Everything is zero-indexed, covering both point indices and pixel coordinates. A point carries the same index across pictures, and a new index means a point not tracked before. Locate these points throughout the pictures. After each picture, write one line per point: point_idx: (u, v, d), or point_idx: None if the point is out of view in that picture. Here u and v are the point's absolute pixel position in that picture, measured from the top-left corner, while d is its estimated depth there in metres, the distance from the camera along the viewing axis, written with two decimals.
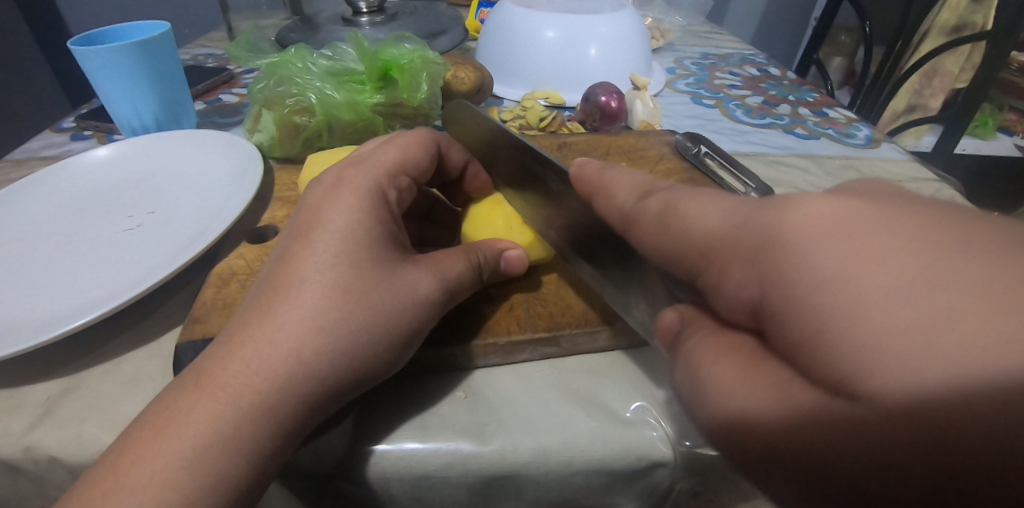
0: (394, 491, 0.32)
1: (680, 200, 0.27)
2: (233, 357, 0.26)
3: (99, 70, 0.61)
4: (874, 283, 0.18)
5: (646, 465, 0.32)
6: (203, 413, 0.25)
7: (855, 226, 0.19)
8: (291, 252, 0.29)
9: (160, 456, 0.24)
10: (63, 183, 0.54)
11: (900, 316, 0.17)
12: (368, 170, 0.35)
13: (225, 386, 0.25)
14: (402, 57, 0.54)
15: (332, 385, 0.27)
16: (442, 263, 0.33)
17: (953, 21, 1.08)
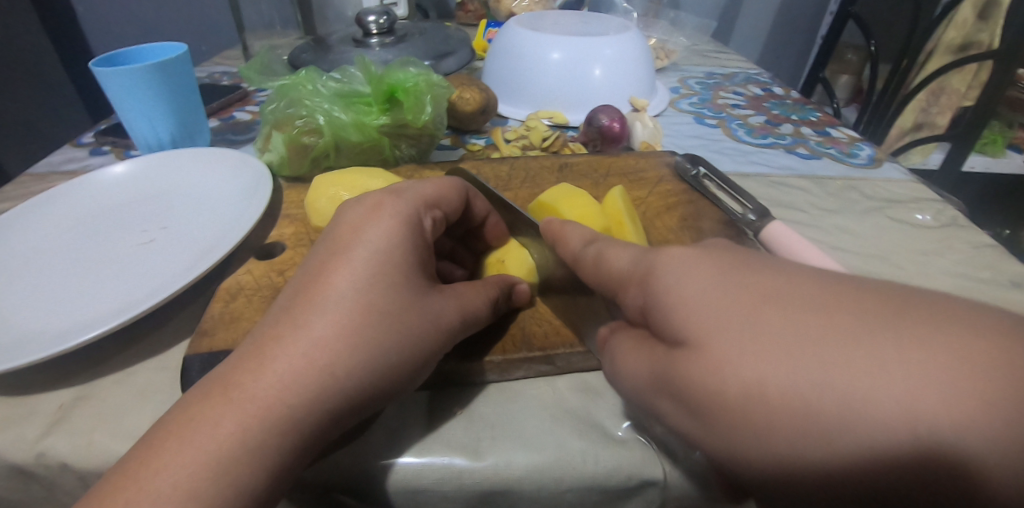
0: (391, 506, 0.32)
1: (599, 245, 0.33)
2: (256, 358, 0.27)
3: (119, 90, 0.64)
4: (727, 344, 0.21)
5: (637, 484, 0.33)
6: (202, 429, 0.25)
7: (702, 284, 0.24)
8: (322, 268, 0.31)
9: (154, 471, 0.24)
10: (83, 198, 0.57)
11: (745, 354, 0.21)
12: (409, 197, 0.37)
13: (250, 387, 0.26)
14: (407, 81, 0.56)
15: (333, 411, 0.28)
16: (465, 297, 0.35)
17: (959, 40, 1.08)
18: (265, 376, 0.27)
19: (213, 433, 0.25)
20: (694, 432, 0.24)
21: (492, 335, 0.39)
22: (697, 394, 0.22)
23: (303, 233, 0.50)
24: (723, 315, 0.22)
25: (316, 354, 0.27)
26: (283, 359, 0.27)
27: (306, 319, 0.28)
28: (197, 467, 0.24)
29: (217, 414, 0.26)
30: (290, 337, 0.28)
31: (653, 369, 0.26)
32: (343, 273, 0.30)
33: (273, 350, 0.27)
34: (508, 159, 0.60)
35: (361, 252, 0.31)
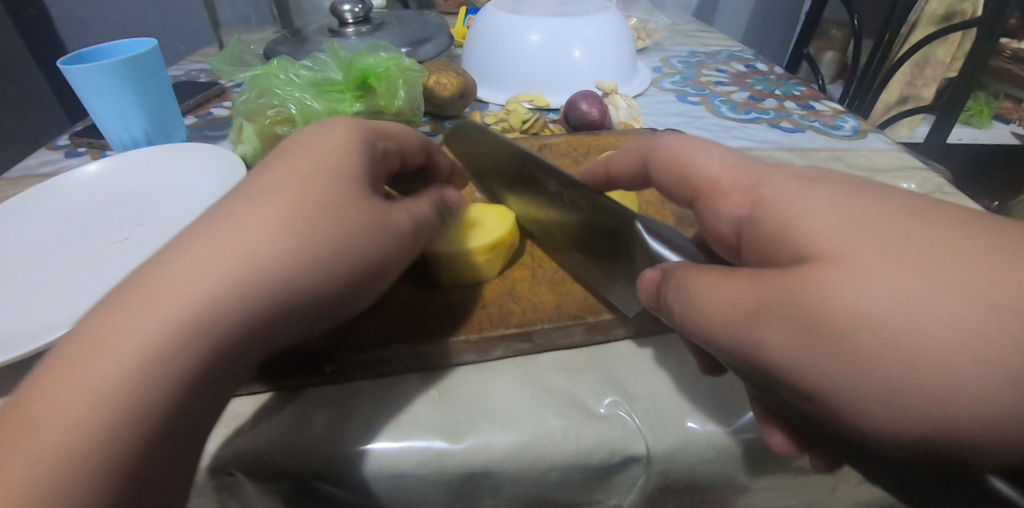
0: (371, 491, 0.32)
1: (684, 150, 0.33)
2: (154, 273, 0.25)
3: (87, 86, 0.62)
4: (860, 288, 0.21)
5: (620, 459, 0.32)
6: (113, 352, 0.22)
7: (866, 236, 0.22)
8: (268, 172, 0.31)
9: (17, 435, 0.20)
10: (56, 197, 0.56)
11: (882, 295, 0.21)
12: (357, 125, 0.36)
13: (196, 285, 0.25)
14: (379, 65, 0.54)
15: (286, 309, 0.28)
16: (411, 214, 0.36)
17: (941, 11, 1.08)
18: (215, 284, 0.25)
19: (143, 332, 0.23)
20: (799, 353, 0.23)
21: (470, 315, 0.39)
22: (825, 339, 0.22)
23: None
24: (886, 266, 0.21)
25: (247, 246, 0.27)
26: (222, 274, 0.25)
27: (249, 224, 0.27)
28: (62, 403, 0.21)
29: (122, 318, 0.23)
30: (226, 255, 0.26)
31: (755, 292, 0.24)
32: (285, 177, 0.30)
33: (221, 248, 0.26)
34: (487, 142, 0.59)
35: (287, 167, 0.31)
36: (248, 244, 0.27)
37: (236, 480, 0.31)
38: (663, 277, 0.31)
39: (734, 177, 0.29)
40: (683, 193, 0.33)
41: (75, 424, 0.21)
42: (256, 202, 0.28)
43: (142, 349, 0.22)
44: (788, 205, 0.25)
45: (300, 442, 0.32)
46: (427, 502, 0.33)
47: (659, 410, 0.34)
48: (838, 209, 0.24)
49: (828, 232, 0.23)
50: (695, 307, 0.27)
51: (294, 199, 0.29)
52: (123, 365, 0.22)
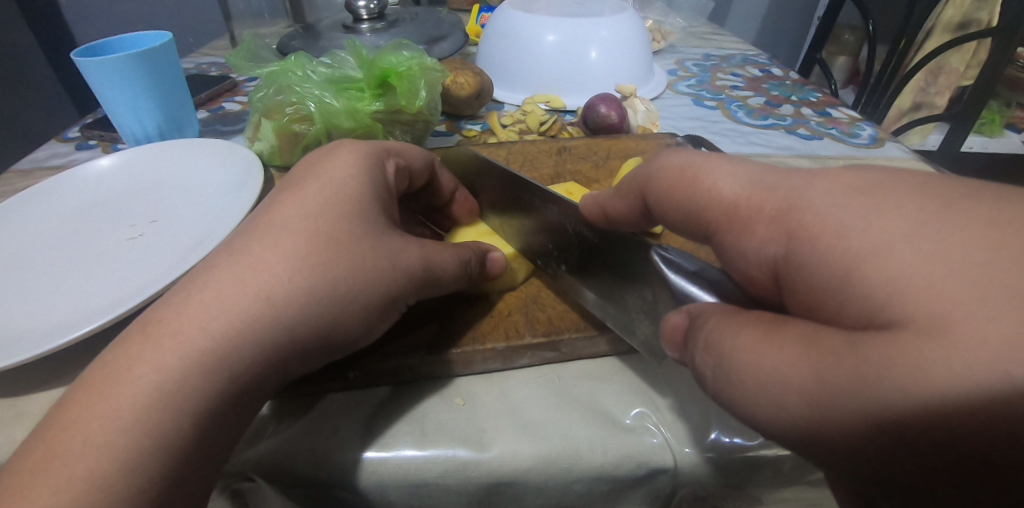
0: (393, 499, 0.32)
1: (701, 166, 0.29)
2: (182, 310, 0.27)
3: (101, 79, 0.62)
4: (956, 320, 0.18)
5: (647, 472, 0.32)
6: (147, 369, 0.25)
7: (934, 263, 0.19)
8: (282, 200, 0.32)
9: (87, 431, 0.24)
10: (70, 191, 0.55)
11: (983, 336, 0.17)
12: (364, 145, 0.38)
13: (208, 314, 0.27)
14: (400, 65, 0.54)
15: (299, 340, 0.29)
16: (432, 250, 0.35)
17: (958, 19, 1.06)
18: (224, 312, 0.27)
19: (171, 357, 0.26)
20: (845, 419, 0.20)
21: (495, 323, 0.38)
22: (851, 392, 0.19)
23: None
24: (969, 298, 0.18)
25: (263, 282, 0.29)
26: (232, 302, 0.28)
27: (259, 253, 0.29)
28: (110, 423, 0.24)
29: (157, 354, 0.26)
30: (236, 283, 0.28)
31: (811, 355, 0.21)
32: (292, 207, 0.32)
33: (232, 277, 0.28)
34: (505, 144, 0.58)
35: (295, 196, 0.32)
36: (252, 272, 0.29)
37: (257, 484, 0.31)
38: (691, 324, 0.28)
39: (762, 199, 0.26)
40: (698, 227, 0.29)
41: (118, 439, 0.23)
42: (265, 232, 0.30)
43: (169, 370, 0.25)
44: (827, 234, 0.22)
45: (321, 448, 0.31)
46: None
47: (685, 421, 0.33)
48: (899, 232, 0.21)
49: (897, 267, 0.20)
50: (727, 371, 0.24)
51: (295, 227, 0.30)
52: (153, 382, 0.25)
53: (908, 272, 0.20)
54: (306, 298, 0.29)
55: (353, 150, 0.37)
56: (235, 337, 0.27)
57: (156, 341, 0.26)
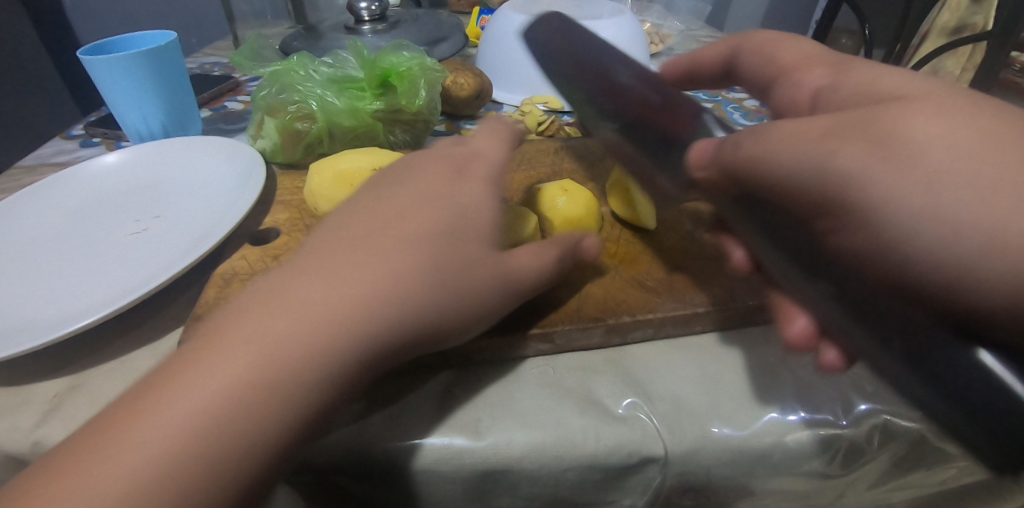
0: (390, 485, 0.32)
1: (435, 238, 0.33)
2: (251, 317, 0.26)
3: (105, 77, 0.63)
4: None
5: (637, 461, 0.33)
6: (223, 377, 0.23)
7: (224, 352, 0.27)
8: (362, 214, 0.33)
9: (127, 440, 0.22)
10: (76, 187, 0.56)
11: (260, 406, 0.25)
12: (448, 161, 0.39)
13: (277, 315, 0.26)
14: (400, 65, 0.55)
15: (370, 358, 0.27)
16: (511, 264, 0.35)
17: (953, 23, 1.08)
18: (286, 316, 0.26)
19: (238, 358, 0.24)
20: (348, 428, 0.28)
21: None
22: None
23: (298, 219, 0.50)
24: None
25: (346, 292, 0.27)
26: (296, 305, 0.26)
27: (330, 261, 0.28)
28: (172, 422, 0.22)
29: (226, 356, 0.24)
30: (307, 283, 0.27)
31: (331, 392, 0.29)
32: (374, 221, 0.32)
33: (301, 278, 0.28)
34: None
35: (361, 213, 0.32)
36: (317, 276, 0.28)
37: None
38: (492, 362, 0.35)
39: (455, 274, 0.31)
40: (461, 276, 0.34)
41: (171, 436, 0.22)
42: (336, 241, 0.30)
43: (245, 373, 0.24)
44: None
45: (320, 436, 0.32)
46: (446, 498, 0.33)
47: (676, 413, 0.34)
48: (943, 131, 0.27)
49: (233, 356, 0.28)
50: None
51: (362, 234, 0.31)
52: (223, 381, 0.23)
53: (934, 118, 0.27)
54: (372, 304, 0.27)
55: (438, 167, 0.38)
56: (299, 341, 0.25)
57: (226, 340, 0.25)
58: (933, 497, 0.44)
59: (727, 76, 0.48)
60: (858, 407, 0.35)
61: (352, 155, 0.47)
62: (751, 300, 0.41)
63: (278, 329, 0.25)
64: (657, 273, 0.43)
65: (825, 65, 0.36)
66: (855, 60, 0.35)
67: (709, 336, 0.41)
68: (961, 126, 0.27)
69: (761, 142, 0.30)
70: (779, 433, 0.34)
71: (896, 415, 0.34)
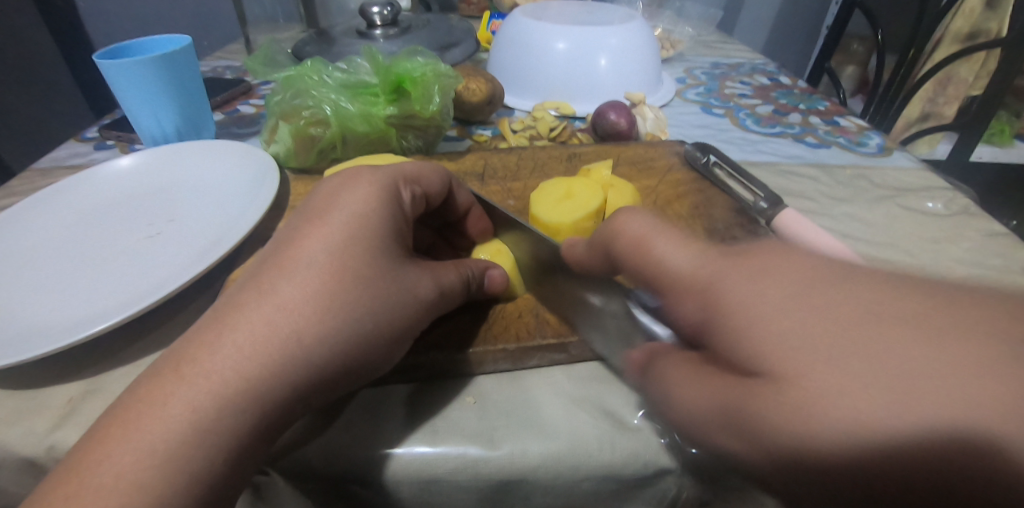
0: (404, 495, 0.32)
1: (297, 243, 0.31)
2: (206, 343, 0.27)
3: (122, 83, 0.63)
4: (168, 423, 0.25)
5: (654, 472, 0.33)
6: (180, 406, 0.25)
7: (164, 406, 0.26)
8: (301, 232, 0.32)
9: (115, 453, 0.24)
10: (90, 190, 0.57)
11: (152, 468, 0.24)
12: (385, 171, 0.38)
13: (265, 312, 0.28)
14: (415, 71, 0.55)
15: (301, 392, 0.28)
16: (437, 270, 0.36)
17: (966, 29, 1.07)
18: (276, 323, 0.28)
19: (235, 353, 0.27)
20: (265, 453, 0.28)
21: (506, 324, 0.39)
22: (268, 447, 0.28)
23: None
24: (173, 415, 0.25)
25: (285, 318, 0.28)
26: (282, 312, 0.28)
27: (285, 280, 0.29)
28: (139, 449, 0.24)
29: (174, 391, 0.26)
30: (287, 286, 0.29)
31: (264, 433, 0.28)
32: (315, 240, 0.31)
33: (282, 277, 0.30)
34: (516, 150, 0.59)
35: (355, 213, 0.33)
36: (301, 275, 0.30)
37: (272, 479, 0.32)
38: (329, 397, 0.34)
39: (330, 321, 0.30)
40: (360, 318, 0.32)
41: (144, 452, 0.24)
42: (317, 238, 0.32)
43: (202, 407, 0.25)
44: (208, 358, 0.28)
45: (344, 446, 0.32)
46: None
47: None
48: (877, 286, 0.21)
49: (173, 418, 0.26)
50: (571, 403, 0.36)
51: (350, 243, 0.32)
52: (220, 375, 0.26)
53: (781, 315, 0.22)
54: (325, 326, 0.29)
55: (371, 182, 0.36)
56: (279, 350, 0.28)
57: (222, 332, 0.27)
58: None
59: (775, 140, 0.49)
60: None
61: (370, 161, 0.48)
62: None
63: (258, 324, 0.28)
64: None
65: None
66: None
67: None
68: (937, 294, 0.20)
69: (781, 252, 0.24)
70: None
71: None
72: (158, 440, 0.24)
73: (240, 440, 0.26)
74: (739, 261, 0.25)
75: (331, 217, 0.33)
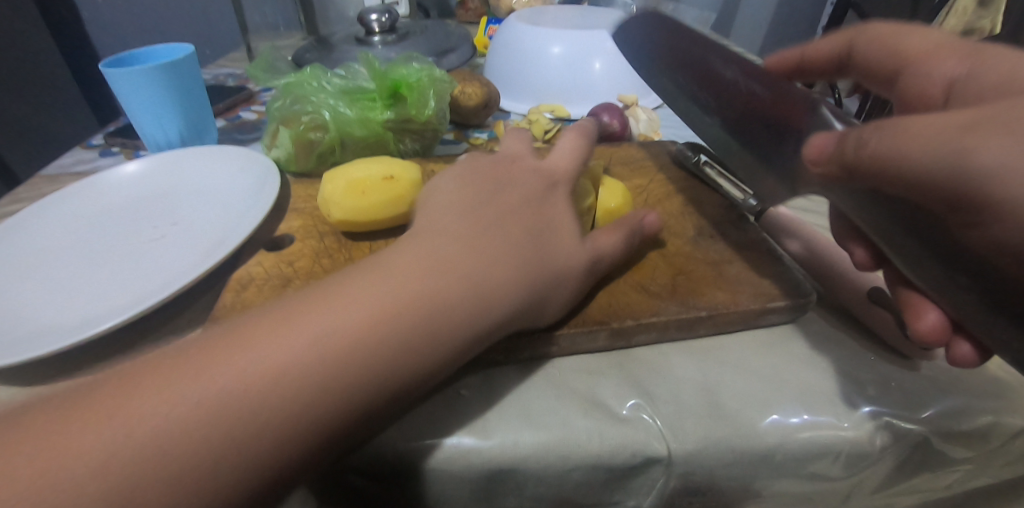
0: (402, 485, 0.33)
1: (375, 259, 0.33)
2: (266, 330, 0.27)
3: (127, 90, 0.65)
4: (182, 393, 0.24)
5: (642, 461, 0.34)
6: (197, 385, 0.24)
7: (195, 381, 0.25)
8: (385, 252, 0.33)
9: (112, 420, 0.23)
10: (97, 195, 0.58)
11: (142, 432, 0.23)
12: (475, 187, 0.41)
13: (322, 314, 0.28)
14: (411, 76, 0.57)
15: (320, 414, 0.25)
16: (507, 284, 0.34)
17: (960, 27, 1.07)
18: (324, 325, 0.27)
19: (275, 346, 0.26)
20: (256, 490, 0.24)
21: None
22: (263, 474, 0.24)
23: (312, 226, 0.51)
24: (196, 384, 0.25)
25: (334, 325, 0.27)
26: (338, 318, 0.28)
27: (352, 291, 0.29)
28: (140, 419, 0.23)
29: (205, 367, 0.25)
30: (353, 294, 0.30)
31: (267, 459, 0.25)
32: (395, 257, 0.32)
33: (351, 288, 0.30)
34: None
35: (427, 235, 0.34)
36: (364, 284, 0.30)
37: None
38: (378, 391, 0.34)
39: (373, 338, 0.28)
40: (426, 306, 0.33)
41: (148, 415, 0.23)
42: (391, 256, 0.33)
43: (217, 387, 0.24)
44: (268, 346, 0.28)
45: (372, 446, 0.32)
46: (456, 498, 0.34)
47: (680, 414, 0.35)
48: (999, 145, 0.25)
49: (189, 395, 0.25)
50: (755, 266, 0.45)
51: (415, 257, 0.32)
52: (255, 362, 0.25)
53: (914, 124, 0.28)
54: (370, 344, 0.27)
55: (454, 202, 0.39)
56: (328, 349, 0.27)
57: (283, 322, 0.27)
58: (942, 499, 0.45)
59: (840, 72, 0.49)
60: (862, 410, 0.36)
61: (365, 162, 0.49)
62: (755, 304, 0.41)
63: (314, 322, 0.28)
64: (662, 278, 0.44)
65: (961, 53, 0.36)
66: (992, 45, 0.35)
67: (712, 339, 0.41)
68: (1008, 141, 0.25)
69: (890, 140, 0.28)
70: (780, 434, 0.34)
71: (898, 416, 0.36)
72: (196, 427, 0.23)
73: (232, 448, 0.23)
74: (877, 127, 0.29)
75: (415, 240, 0.34)
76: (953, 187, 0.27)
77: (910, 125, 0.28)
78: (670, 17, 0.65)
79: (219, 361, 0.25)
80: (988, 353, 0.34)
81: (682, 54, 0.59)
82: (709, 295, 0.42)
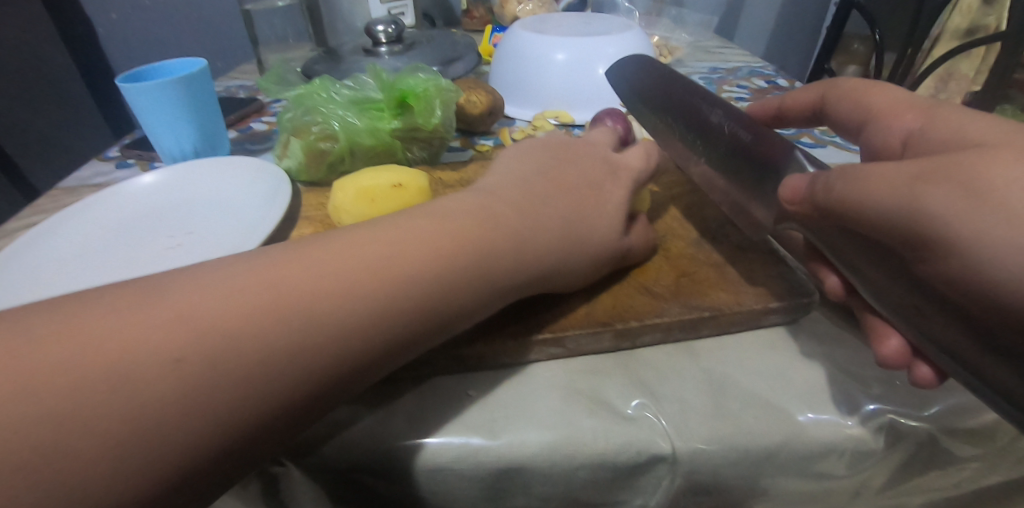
0: (410, 484, 0.34)
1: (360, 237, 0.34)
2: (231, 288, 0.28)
3: (143, 104, 0.67)
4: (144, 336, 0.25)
5: (647, 459, 0.34)
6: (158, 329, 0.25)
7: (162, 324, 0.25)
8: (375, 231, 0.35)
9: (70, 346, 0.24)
10: (115, 206, 0.60)
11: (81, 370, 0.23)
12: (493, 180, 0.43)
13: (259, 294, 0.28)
14: (417, 87, 0.58)
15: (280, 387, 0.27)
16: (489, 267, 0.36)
17: (965, 25, 1.08)
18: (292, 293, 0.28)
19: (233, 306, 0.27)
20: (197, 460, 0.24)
21: (505, 321, 0.41)
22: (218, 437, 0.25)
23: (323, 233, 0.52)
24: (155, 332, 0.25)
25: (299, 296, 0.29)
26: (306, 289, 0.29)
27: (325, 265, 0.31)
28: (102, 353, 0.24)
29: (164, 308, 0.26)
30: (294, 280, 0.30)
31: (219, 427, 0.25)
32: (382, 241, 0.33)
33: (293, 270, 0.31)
34: None
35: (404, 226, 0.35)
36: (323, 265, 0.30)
37: (288, 470, 0.33)
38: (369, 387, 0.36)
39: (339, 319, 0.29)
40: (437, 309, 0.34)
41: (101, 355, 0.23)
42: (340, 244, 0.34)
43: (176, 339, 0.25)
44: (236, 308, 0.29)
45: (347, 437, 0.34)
46: (464, 496, 0.35)
47: (685, 413, 0.36)
48: (951, 193, 0.26)
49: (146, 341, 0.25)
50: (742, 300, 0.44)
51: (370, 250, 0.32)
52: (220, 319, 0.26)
53: (878, 169, 0.29)
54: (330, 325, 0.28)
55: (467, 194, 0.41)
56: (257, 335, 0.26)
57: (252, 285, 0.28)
58: (952, 499, 0.45)
59: (818, 120, 0.48)
60: (865, 407, 0.36)
61: (372, 172, 0.50)
62: (758, 304, 0.42)
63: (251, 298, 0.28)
64: (666, 279, 0.44)
65: (916, 110, 0.35)
66: (945, 103, 0.34)
67: (714, 340, 0.42)
68: (949, 190, 0.26)
69: (848, 186, 0.30)
70: (784, 434, 0.35)
71: (903, 415, 0.36)
72: (109, 394, 0.23)
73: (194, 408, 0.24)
74: (847, 175, 0.31)
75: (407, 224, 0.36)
76: (905, 233, 0.28)
77: (869, 171, 0.29)
78: (663, 68, 0.65)
79: (165, 322, 0.25)
80: (946, 377, 0.33)
81: (672, 99, 0.59)
82: (712, 296, 0.43)
